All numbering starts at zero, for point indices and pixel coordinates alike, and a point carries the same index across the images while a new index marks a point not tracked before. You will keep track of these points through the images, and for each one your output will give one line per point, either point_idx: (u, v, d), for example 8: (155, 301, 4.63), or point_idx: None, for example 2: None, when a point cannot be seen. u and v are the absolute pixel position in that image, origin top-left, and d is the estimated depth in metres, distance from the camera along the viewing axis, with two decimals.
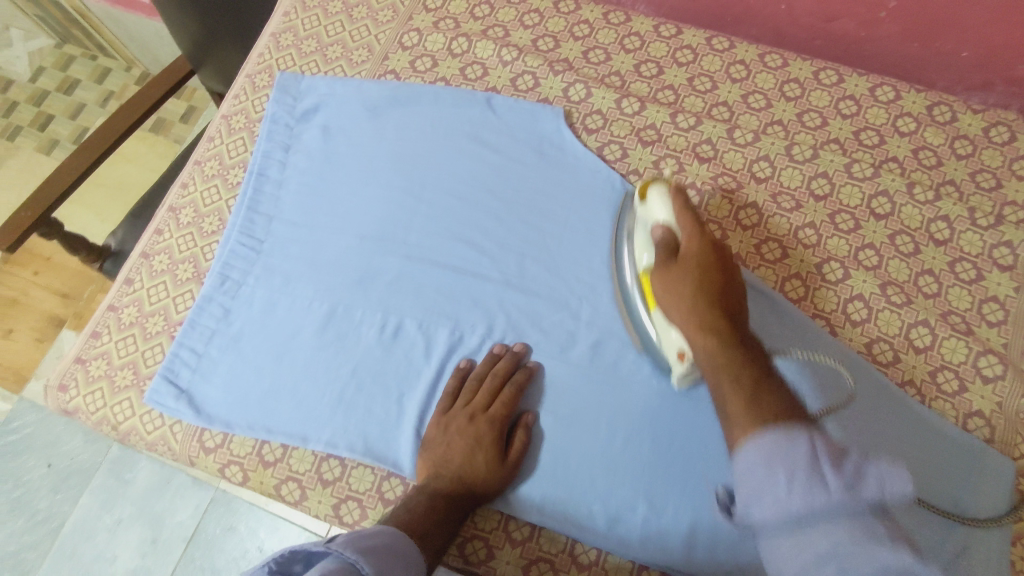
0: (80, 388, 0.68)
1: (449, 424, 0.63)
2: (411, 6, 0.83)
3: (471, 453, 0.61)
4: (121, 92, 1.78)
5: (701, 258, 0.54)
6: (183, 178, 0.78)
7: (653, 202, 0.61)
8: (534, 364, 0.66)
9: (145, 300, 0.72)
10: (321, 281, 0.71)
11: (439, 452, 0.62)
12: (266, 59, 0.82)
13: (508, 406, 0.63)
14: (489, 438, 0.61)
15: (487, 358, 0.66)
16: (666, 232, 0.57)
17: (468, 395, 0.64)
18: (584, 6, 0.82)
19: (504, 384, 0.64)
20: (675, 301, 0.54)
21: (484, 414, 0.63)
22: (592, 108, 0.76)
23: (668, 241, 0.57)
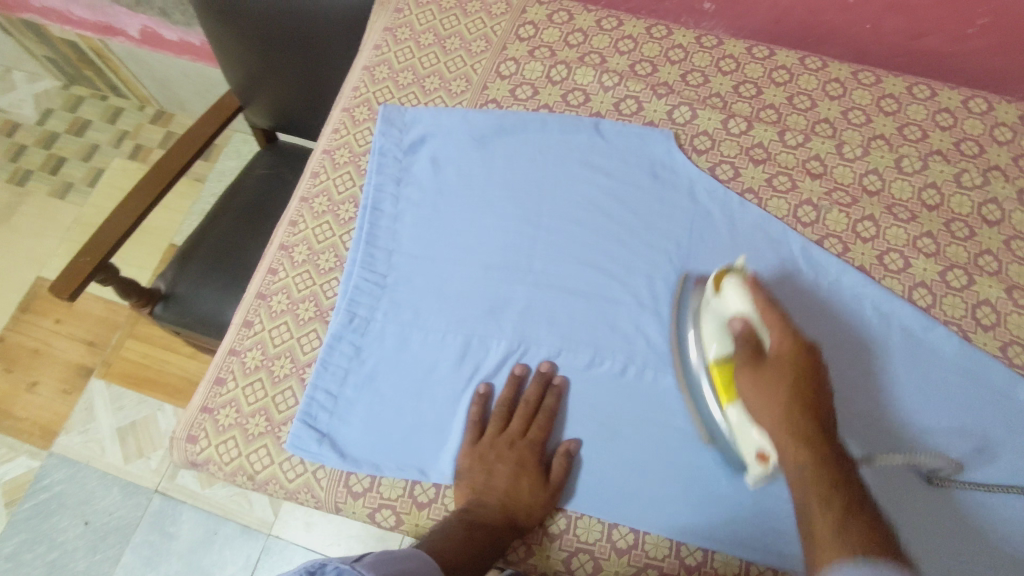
0: (210, 438, 0.66)
1: (487, 451, 0.64)
2: (503, 35, 0.83)
3: (515, 478, 0.62)
4: (136, 132, 1.74)
5: (793, 364, 0.56)
6: (291, 216, 0.76)
7: (730, 293, 0.61)
8: (560, 383, 0.66)
9: (269, 343, 0.69)
10: (451, 314, 0.69)
11: (480, 477, 0.62)
12: (363, 93, 0.81)
13: (544, 429, 0.64)
14: (531, 463, 0.63)
15: (510, 382, 0.66)
16: (746, 326, 0.58)
17: (501, 421, 0.65)
18: (675, 30, 0.83)
19: (538, 410, 0.65)
20: (762, 406, 0.55)
21: (522, 439, 0.64)
22: (699, 129, 0.77)
23: (752, 337, 0.58)
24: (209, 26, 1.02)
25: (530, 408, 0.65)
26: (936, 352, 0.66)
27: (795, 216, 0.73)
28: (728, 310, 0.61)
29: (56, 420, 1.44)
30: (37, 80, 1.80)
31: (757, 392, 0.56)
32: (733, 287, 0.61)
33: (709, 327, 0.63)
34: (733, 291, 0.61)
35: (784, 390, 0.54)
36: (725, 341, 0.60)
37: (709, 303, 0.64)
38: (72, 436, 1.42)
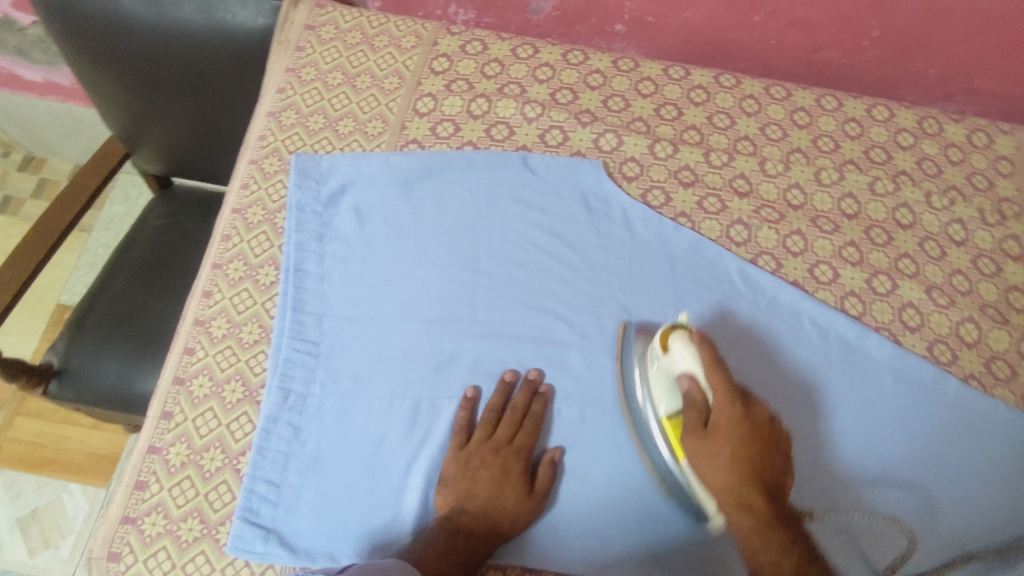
0: (136, 553, 0.58)
1: (471, 459, 0.62)
2: (417, 71, 0.80)
3: (499, 482, 0.60)
4: (2, 182, 1.56)
5: (735, 428, 0.56)
6: (204, 286, 0.69)
7: (679, 355, 0.59)
8: (547, 389, 0.65)
9: (194, 435, 0.62)
10: (395, 377, 0.65)
11: (461, 488, 0.60)
12: (270, 142, 0.75)
13: (531, 435, 0.63)
14: (516, 469, 0.61)
15: (500, 389, 0.65)
16: (697, 393, 0.57)
17: (488, 426, 0.63)
18: (591, 56, 0.83)
19: (526, 415, 0.64)
20: (708, 468, 0.56)
21: (509, 445, 0.62)
22: (627, 156, 0.77)
23: (698, 401, 0.57)
24: (80, 69, 0.90)
25: (519, 413, 0.63)
26: (802, 368, 0.67)
27: (727, 236, 0.74)
28: (678, 368, 0.59)
29: None
30: None
31: (702, 462, 0.56)
32: (683, 348, 0.59)
33: (657, 385, 0.61)
34: (682, 350, 0.59)
35: (726, 454, 0.55)
36: (674, 400, 0.59)
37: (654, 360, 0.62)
38: None
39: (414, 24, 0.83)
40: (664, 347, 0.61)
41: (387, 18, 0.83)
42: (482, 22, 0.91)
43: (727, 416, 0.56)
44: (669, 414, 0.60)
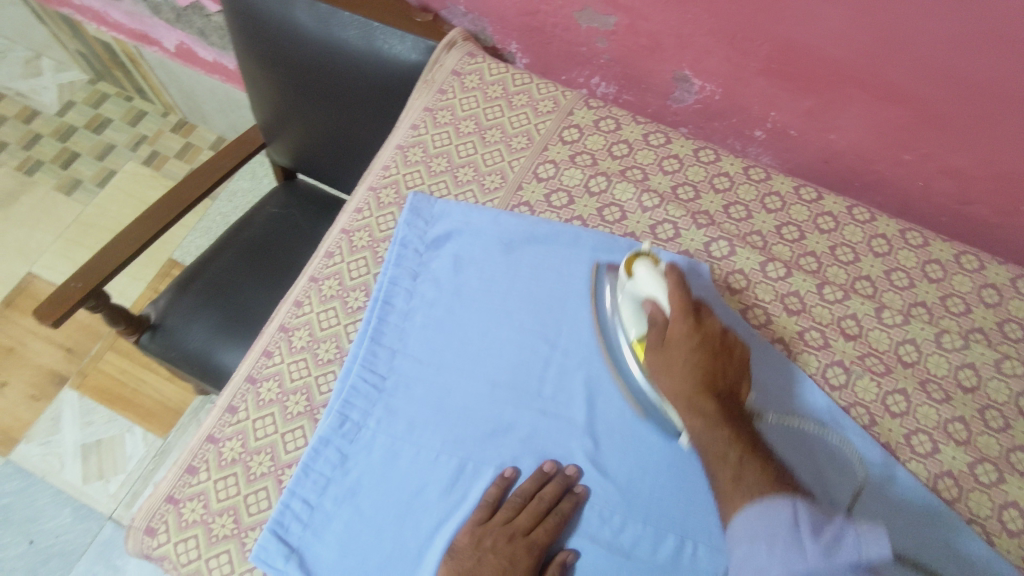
0: (170, 534, 0.61)
1: (483, 539, 0.60)
2: (546, 136, 0.81)
3: (504, 572, 0.58)
4: (154, 138, 1.72)
5: (689, 341, 0.61)
6: (297, 295, 0.72)
7: (642, 278, 0.65)
8: (581, 492, 0.62)
9: (250, 435, 0.65)
10: (448, 431, 0.65)
11: (465, 565, 0.58)
12: (392, 173, 0.78)
13: (550, 534, 0.60)
14: (524, 565, 0.59)
15: (535, 476, 0.62)
16: (657, 308, 0.64)
17: (509, 512, 0.61)
18: (723, 157, 0.81)
19: (551, 510, 0.61)
20: (669, 373, 0.61)
21: (524, 537, 0.60)
22: (735, 267, 0.74)
23: (659, 319, 0.63)
24: (245, 62, 0.98)
25: (544, 507, 0.60)
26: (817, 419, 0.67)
27: (823, 376, 0.69)
28: (641, 292, 0.65)
29: (19, 427, 1.37)
30: (64, 71, 1.78)
31: (663, 369, 0.61)
32: (646, 272, 0.65)
33: (625, 309, 0.66)
34: (646, 275, 0.65)
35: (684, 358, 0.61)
36: (641, 326, 0.65)
37: (623, 285, 0.68)
38: (32, 446, 1.35)
39: (555, 90, 0.85)
40: (628, 274, 0.67)
41: (531, 79, 0.85)
42: (621, 99, 0.92)
43: (680, 327, 0.62)
44: (639, 337, 0.65)
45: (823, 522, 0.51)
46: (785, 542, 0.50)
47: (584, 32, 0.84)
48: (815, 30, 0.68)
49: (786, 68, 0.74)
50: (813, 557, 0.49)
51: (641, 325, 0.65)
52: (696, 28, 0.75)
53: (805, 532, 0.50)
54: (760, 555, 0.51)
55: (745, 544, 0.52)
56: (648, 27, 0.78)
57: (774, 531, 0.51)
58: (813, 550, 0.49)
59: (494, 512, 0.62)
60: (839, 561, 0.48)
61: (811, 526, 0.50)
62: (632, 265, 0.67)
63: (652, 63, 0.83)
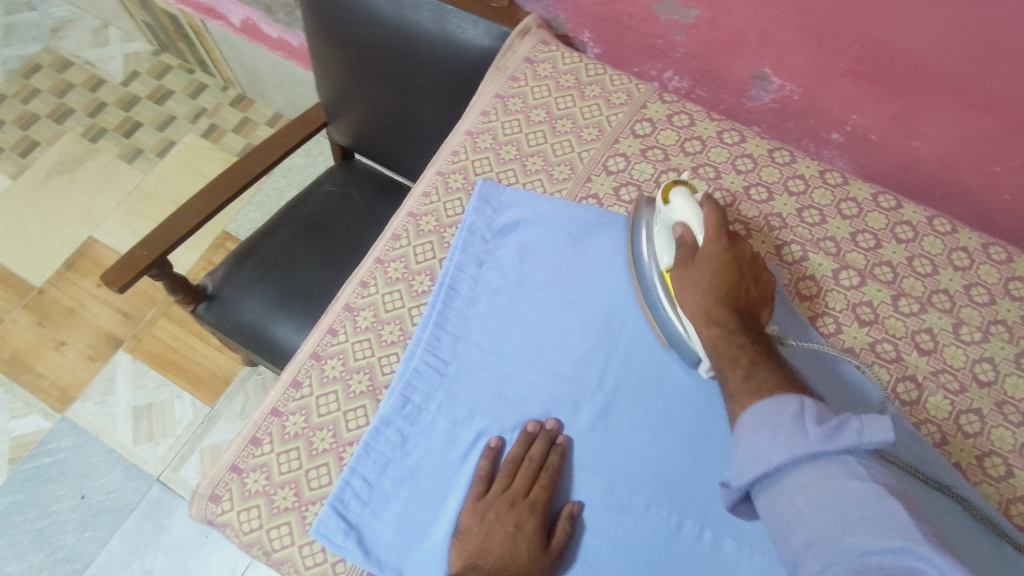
0: (234, 502, 0.62)
1: (487, 512, 0.60)
2: (617, 128, 0.80)
3: (513, 539, 0.58)
4: (214, 111, 1.75)
5: (715, 259, 0.62)
6: (363, 275, 0.72)
7: (676, 205, 0.66)
8: (564, 440, 0.63)
9: (314, 411, 0.65)
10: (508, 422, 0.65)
11: (474, 542, 0.58)
12: (461, 158, 0.78)
13: (547, 490, 0.60)
14: (530, 526, 0.59)
15: (521, 439, 0.63)
16: (686, 234, 0.65)
17: (505, 479, 0.62)
18: (798, 159, 0.79)
19: (542, 468, 0.61)
20: (688, 288, 0.62)
21: (525, 498, 0.60)
22: (807, 273, 0.72)
23: (688, 242, 0.64)
24: (316, 40, 0.98)
25: (535, 466, 0.61)
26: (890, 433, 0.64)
27: (894, 391, 0.67)
28: (675, 218, 0.66)
29: (76, 385, 1.42)
30: (130, 41, 1.83)
31: (683, 284, 0.62)
32: (682, 199, 0.66)
33: (658, 238, 0.68)
34: (680, 200, 0.66)
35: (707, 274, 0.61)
36: (671, 251, 0.66)
37: (659, 214, 0.68)
38: (87, 405, 1.40)
39: (629, 82, 0.83)
40: (664, 201, 0.68)
41: (604, 70, 0.84)
42: (693, 94, 0.90)
43: (709, 245, 0.62)
44: (667, 266, 0.66)
45: (829, 415, 0.51)
46: (787, 431, 0.50)
47: (662, 23, 0.82)
48: (911, 31, 0.66)
49: (874, 70, 0.72)
50: (815, 438, 0.49)
51: (671, 251, 0.66)
52: (782, 24, 0.73)
53: (807, 420, 0.50)
54: (763, 445, 0.51)
55: (751, 434, 0.52)
56: (731, 21, 0.76)
57: (777, 422, 0.51)
58: (814, 433, 0.49)
59: (490, 486, 0.62)
60: (840, 444, 0.48)
61: (816, 415, 0.50)
62: (669, 192, 0.68)
63: (730, 59, 0.81)
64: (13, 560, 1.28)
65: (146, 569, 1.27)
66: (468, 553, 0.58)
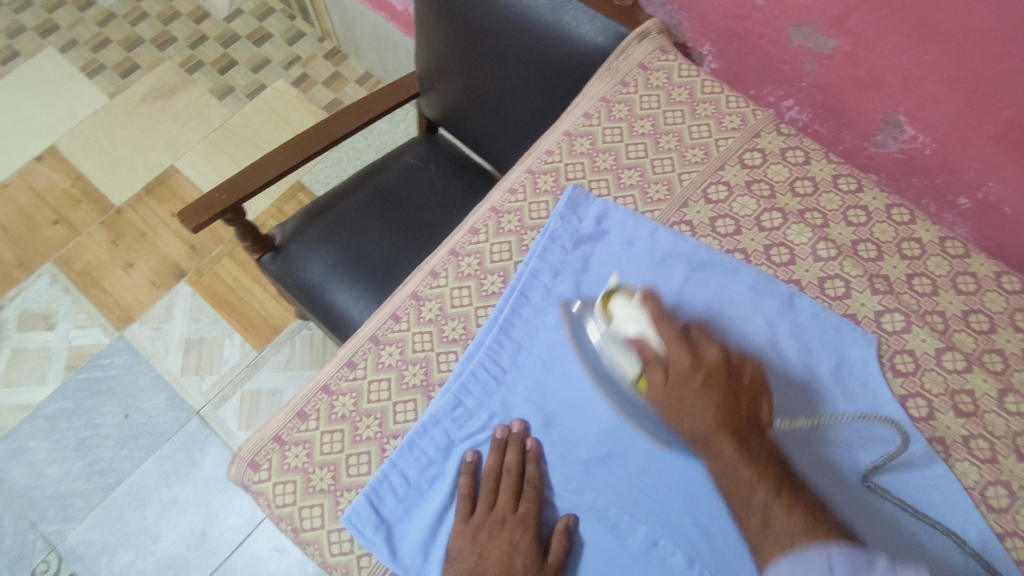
0: (272, 473, 0.61)
1: (478, 532, 0.58)
2: (725, 154, 0.75)
3: (508, 557, 0.56)
4: (308, 60, 1.75)
5: (693, 364, 0.58)
6: (435, 265, 0.70)
7: (621, 316, 0.62)
8: (533, 446, 0.61)
9: (364, 395, 0.64)
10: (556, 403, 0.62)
11: (467, 564, 0.56)
12: (555, 160, 0.74)
13: (535, 502, 0.59)
14: (524, 543, 0.57)
15: (494, 448, 0.61)
16: (645, 347, 0.59)
17: (489, 495, 0.59)
18: (918, 219, 0.72)
19: (523, 480, 0.60)
20: (678, 410, 0.58)
21: (514, 514, 0.59)
22: (906, 346, 0.66)
23: (651, 354, 0.59)
24: (425, 9, 0.96)
25: (514, 478, 0.59)
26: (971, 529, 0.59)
27: (982, 494, 0.60)
28: (623, 330, 0.61)
29: (136, 307, 1.46)
30: None
31: (666, 404, 0.58)
32: (623, 309, 0.62)
33: (611, 346, 0.62)
34: (624, 309, 0.62)
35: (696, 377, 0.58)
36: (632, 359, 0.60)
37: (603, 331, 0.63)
38: (143, 328, 1.44)
39: (745, 107, 0.77)
40: (606, 315, 0.63)
41: (720, 89, 0.79)
42: (810, 129, 0.83)
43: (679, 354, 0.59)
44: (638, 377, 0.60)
45: None
46: None
47: (794, 49, 0.76)
48: None
49: None
50: None
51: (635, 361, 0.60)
52: (931, 72, 0.66)
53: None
54: None
55: None
56: (873, 59, 0.70)
57: None
58: None
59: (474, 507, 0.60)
60: None
61: None
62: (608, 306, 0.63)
63: (863, 99, 0.75)
64: (54, 462, 1.33)
65: (172, 498, 1.31)
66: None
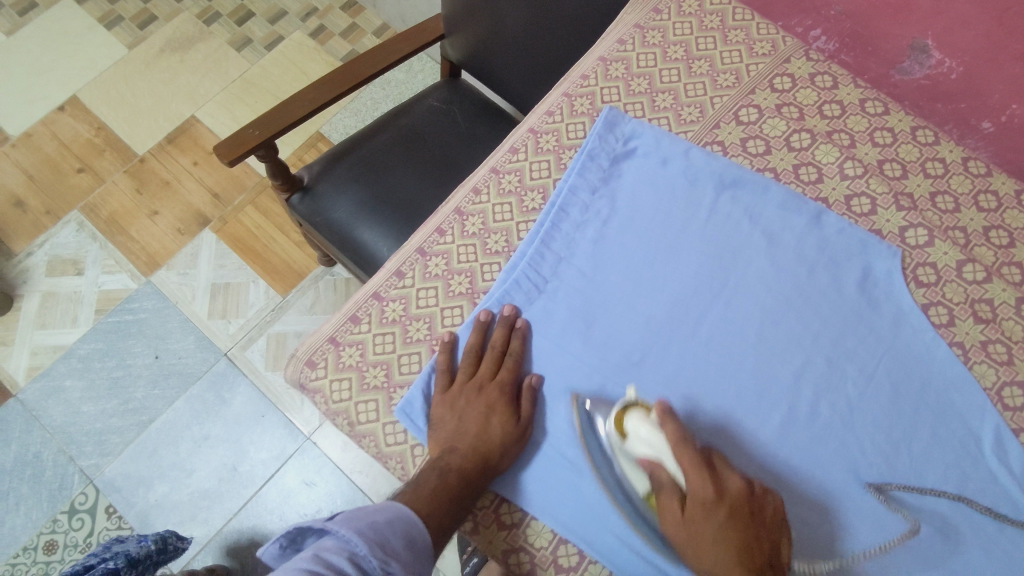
0: (328, 371, 0.65)
1: (457, 399, 0.62)
2: (756, 79, 0.77)
3: (485, 418, 0.61)
4: (324, 12, 1.76)
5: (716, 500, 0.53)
6: (477, 182, 0.73)
7: (636, 437, 0.57)
8: (523, 325, 0.65)
9: (413, 302, 0.67)
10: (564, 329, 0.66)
11: (449, 429, 0.61)
12: (591, 83, 0.77)
13: (513, 370, 0.63)
14: (499, 404, 0.61)
15: (476, 329, 0.65)
16: (659, 475, 0.55)
17: (469, 366, 0.64)
18: (942, 141, 0.74)
19: (503, 354, 0.64)
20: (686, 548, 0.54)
21: (492, 381, 0.63)
22: (928, 259, 0.69)
23: (663, 481, 0.55)
24: None
25: (497, 352, 0.64)
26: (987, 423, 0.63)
27: (998, 393, 0.64)
28: (635, 453, 0.57)
29: (163, 254, 1.49)
30: None
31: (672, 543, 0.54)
32: (639, 430, 0.57)
33: (622, 460, 0.58)
34: (641, 427, 0.57)
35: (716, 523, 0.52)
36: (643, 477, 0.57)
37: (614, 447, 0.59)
38: (170, 273, 1.48)
39: (775, 34, 0.79)
40: (621, 432, 0.58)
41: (752, 17, 0.81)
42: None
43: (701, 488, 0.53)
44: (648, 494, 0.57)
45: None
46: None
47: None
48: None
49: None
50: None
51: (645, 479, 0.57)
52: None
53: None
54: None
55: None
56: None
57: None
58: None
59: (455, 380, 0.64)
60: None
61: None
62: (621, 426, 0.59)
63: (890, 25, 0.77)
64: (88, 401, 1.38)
65: (204, 435, 1.36)
66: (447, 438, 0.60)
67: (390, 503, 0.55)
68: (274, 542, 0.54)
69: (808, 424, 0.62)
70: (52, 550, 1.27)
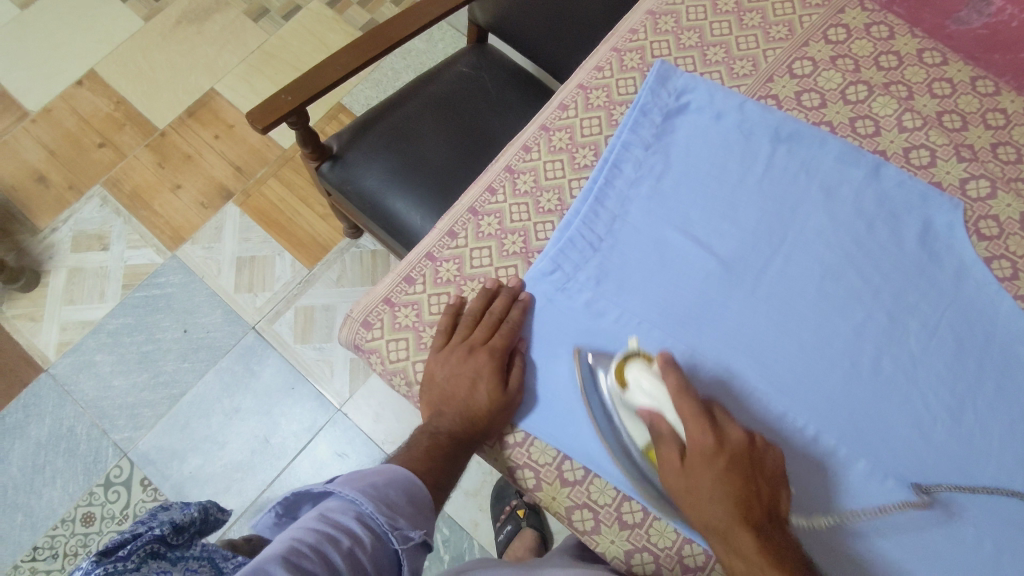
0: (385, 331, 0.65)
1: (448, 360, 0.62)
2: (809, 31, 0.75)
3: (473, 383, 0.60)
4: None
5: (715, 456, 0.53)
6: (527, 140, 0.72)
7: (637, 385, 0.56)
8: (525, 299, 0.64)
9: (467, 262, 0.67)
10: (614, 290, 0.64)
11: (438, 390, 0.61)
12: (640, 38, 0.75)
13: (508, 337, 0.62)
14: (488, 370, 0.60)
15: (481, 295, 0.64)
16: (658, 425, 0.55)
17: (465, 329, 0.63)
18: (1004, 91, 0.72)
19: (502, 321, 0.63)
20: (692, 500, 0.54)
21: (483, 346, 0.62)
22: (991, 211, 0.67)
23: (662, 431, 0.55)
24: None
25: (494, 318, 0.63)
26: None
27: None
28: (636, 403, 0.56)
29: (187, 228, 1.49)
30: None
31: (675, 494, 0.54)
32: (640, 379, 0.56)
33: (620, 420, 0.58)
34: (641, 379, 0.56)
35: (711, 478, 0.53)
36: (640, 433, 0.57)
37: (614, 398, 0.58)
38: (195, 248, 1.47)
39: None
40: (621, 381, 0.58)
41: None
42: None
43: (702, 439, 0.53)
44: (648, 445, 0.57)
45: None
46: None
47: None
48: None
49: None
50: None
51: (643, 432, 0.57)
52: None
53: None
54: None
55: None
56: None
57: None
58: None
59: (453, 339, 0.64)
60: None
61: None
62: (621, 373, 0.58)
63: None
64: (118, 375, 1.38)
65: (235, 408, 1.36)
66: (436, 398, 0.61)
67: (391, 467, 0.58)
68: (270, 510, 0.56)
69: (866, 381, 0.61)
70: (90, 522, 1.28)
